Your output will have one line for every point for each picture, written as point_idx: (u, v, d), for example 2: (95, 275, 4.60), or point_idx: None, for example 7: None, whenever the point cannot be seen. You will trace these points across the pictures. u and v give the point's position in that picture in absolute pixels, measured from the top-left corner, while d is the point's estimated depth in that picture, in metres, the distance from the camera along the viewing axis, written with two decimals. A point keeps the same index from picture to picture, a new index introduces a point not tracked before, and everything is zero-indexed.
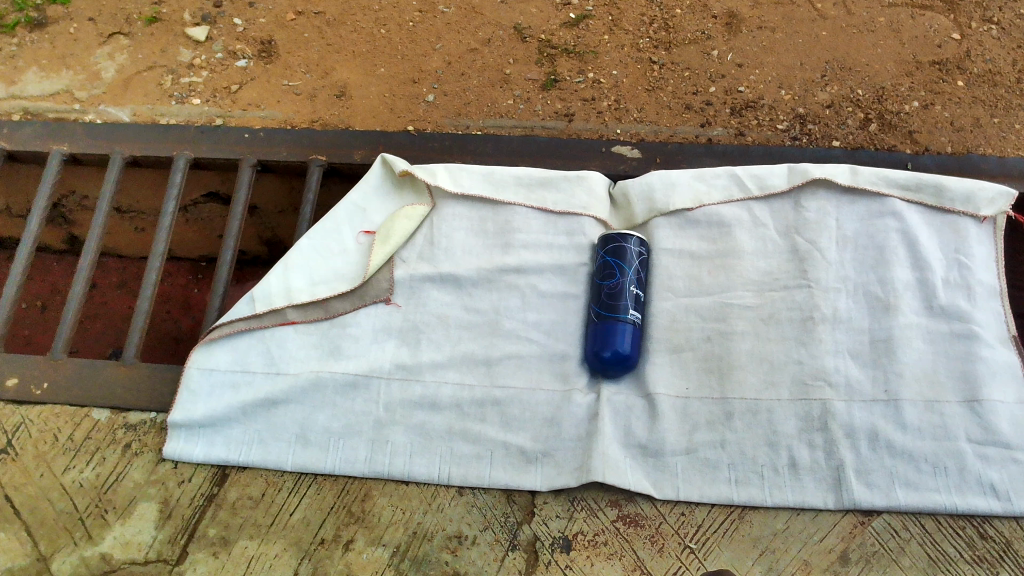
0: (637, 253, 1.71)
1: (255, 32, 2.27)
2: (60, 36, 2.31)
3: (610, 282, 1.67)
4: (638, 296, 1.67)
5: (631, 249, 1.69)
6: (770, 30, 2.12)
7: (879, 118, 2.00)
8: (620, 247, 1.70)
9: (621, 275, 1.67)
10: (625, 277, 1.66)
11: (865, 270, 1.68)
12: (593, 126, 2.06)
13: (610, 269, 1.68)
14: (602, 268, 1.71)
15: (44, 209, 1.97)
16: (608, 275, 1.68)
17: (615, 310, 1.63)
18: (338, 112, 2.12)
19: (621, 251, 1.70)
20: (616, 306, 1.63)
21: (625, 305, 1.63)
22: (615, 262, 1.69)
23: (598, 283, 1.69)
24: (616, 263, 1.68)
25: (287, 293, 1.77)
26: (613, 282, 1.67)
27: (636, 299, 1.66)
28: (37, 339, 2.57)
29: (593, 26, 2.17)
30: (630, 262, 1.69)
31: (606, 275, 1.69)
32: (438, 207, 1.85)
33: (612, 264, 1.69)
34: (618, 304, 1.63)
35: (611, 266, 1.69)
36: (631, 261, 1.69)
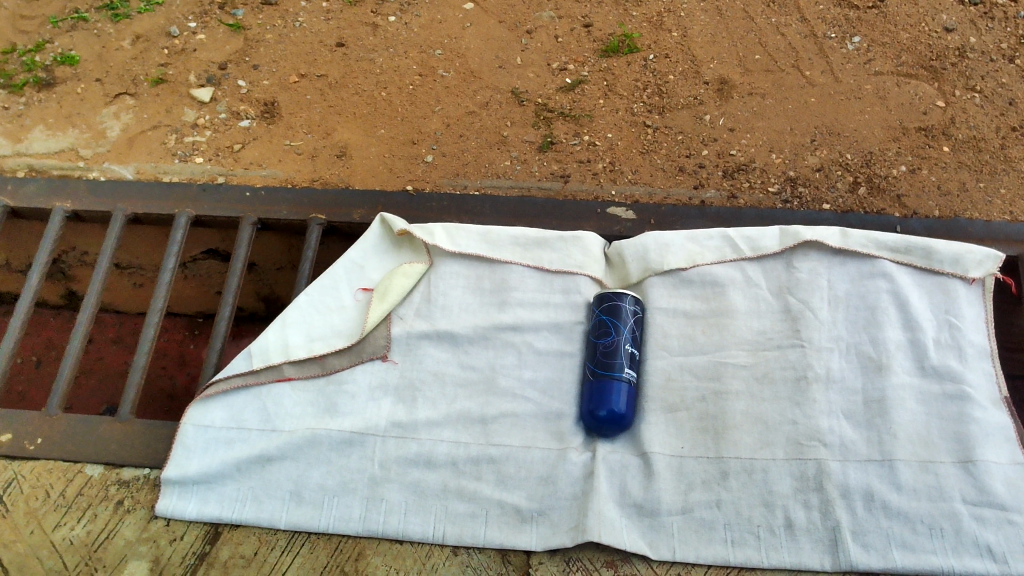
0: (633, 311, 1.73)
1: (259, 93, 2.32)
2: (67, 96, 2.36)
3: (606, 341, 1.68)
4: (634, 354, 1.69)
5: (627, 307, 1.71)
6: (760, 96, 2.18)
7: (868, 182, 2.05)
8: (615, 305, 1.72)
9: (617, 333, 1.69)
10: (621, 335, 1.68)
11: (857, 331, 1.70)
12: (588, 187, 2.10)
13: (605, 327, 1.70)
14: (598, 326, 1.72)
15: (44, 265, 1.99)
16: (603, 333, 1.70)
17: (610, 368, 1.65)
18: (338, 172, 2.16)
19: (617, 309, 1.72)
20: (611, 365, 1.65)
21: (620, 363, 1.65)
22: (611, 320, 1.71)
23: (594, 342, 1.71)
24: (611, 322, 1.70)
25: (285, 349, 1.79)
26: (609, 340, 1.68)
27: (631, 357, 1.67)
28: (31, 394, 2.56)
29: (588, 91, 2.23)
30: (626, 320, 1.71)
31: (602, 333, 1.70)
32: (435, 265, 1.87)
33: (607, 322, 1.71)
34: (613, 363, 1.65)
35: (606, 324, 1.71)
36: (627, 319, 1.71)
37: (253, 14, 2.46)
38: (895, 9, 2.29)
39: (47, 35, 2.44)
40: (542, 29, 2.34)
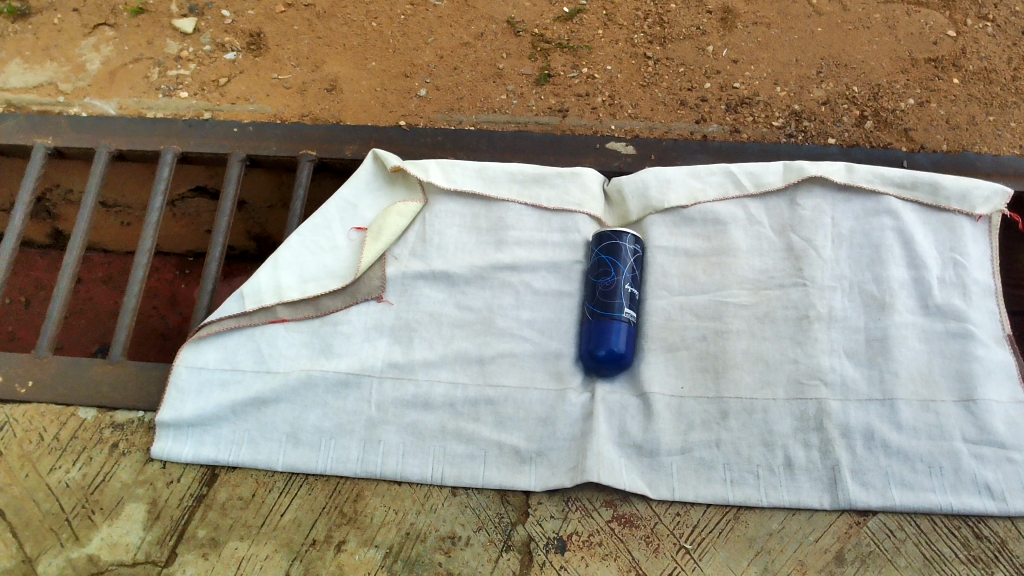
0: (633, 250, 1.69)
1: (244, 24, 2.22)
2: (43, 27, 2.26)
3: (605, 281, 1.65)
4: (634, 295, 1.65)
5: (627, 247, 1.67)
6: (765, 26, 2.10)
7: (875, 115, 1.99)
8: (615, 244, 1.68)
9: (616, 273, 1.65)
10: (620, 275, 1.65)
11: (861, 269, 1.67)
12: (587, 122, 2.04)
13: (605, 267, 1.66)
14: (597, 266, 1.69)
15: (27, 204, 1.93)
16: (603, 273, 1.66)
17: (610, 308, 1.62)
18: (330, 107, 2.09)
19: (617, 249, 1.68)
20: (611, 305, 1.62)
21: (620, 303, 1.62)
22: (611, 260, 1.67)
23: (592, 282, 1.67)
24: (610, 261, 1.66)
25: (278, 291, 1.75)
26: (608, 280, 1.65)
27: (632, 298, 1.64)
28: (21, 335, 2.53)
29: (587, 21, 2.15)
30: (626, 260, 1.67)
31: (601, 273, 1.67)
32: (430, 203, 1.82)
33: (607, 262, 1.67)
34: (612, 303, 1.62)
35: (606, 264, 1.67)
36: (627, 259, 1.67)
37: None
38: None
39: None
40: None
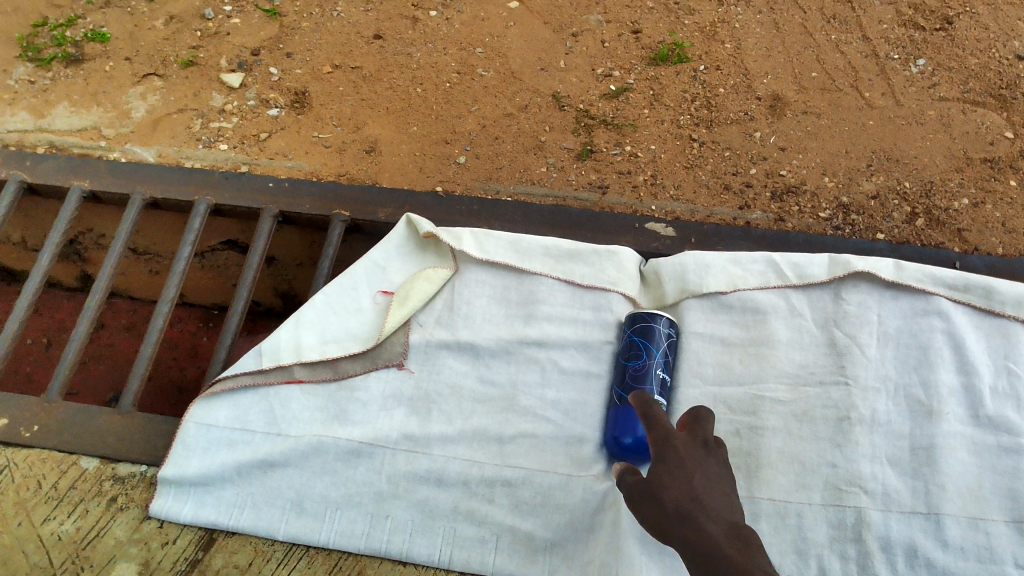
0: (667, 334, 1.61)
1: (290, 82, 2.22)
2: (94, 73, 2.27)
3: (637, 363, 1.57)
4: (665, 380, 1.57)
5: (661, 330, 1.59)
6: (815, 116, 2.06)
7: (927, 213, 1.92)
8: (649, 326, 1.60)
9: (649, 356, 1.57)
10: (653, 359, 1.56)
11: (907, 371, 1.57)
12: (627, 201, 1.99)
13: (637, 349, 1.58)
14: (629, 347, 1.61)
15: (55, 245, 1.94)
16: (634, 355, 1.58)
17: None
18: (367, 168, 2.07)
19: (651, 331, 1.60)
20: (640, 389, 1.53)
21: (650, 388, 1.53)
22: (643, 342, 1.59)
23: (623, 364, 1.59)
24: (643, 343, 1.58)
25: (297, 350, 1.69)
26: (640, 363, 1.56)
27: (663, 383, 1.56)
28: (38, 377, 2.50)
29: (633, 99, 2.12)
30: (659, 343, 1.59)
31: (632, 355, 1.59)
32: (460, 271, 1.77)
33: (639, 344, 1.59)
34: (642, 387, 1.53)
35: (638, 346, 1.59)
36: (661, 342, 1.59)
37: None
38: (964, 33, 2.16)
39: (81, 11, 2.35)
40: (589, 32, 2.24)
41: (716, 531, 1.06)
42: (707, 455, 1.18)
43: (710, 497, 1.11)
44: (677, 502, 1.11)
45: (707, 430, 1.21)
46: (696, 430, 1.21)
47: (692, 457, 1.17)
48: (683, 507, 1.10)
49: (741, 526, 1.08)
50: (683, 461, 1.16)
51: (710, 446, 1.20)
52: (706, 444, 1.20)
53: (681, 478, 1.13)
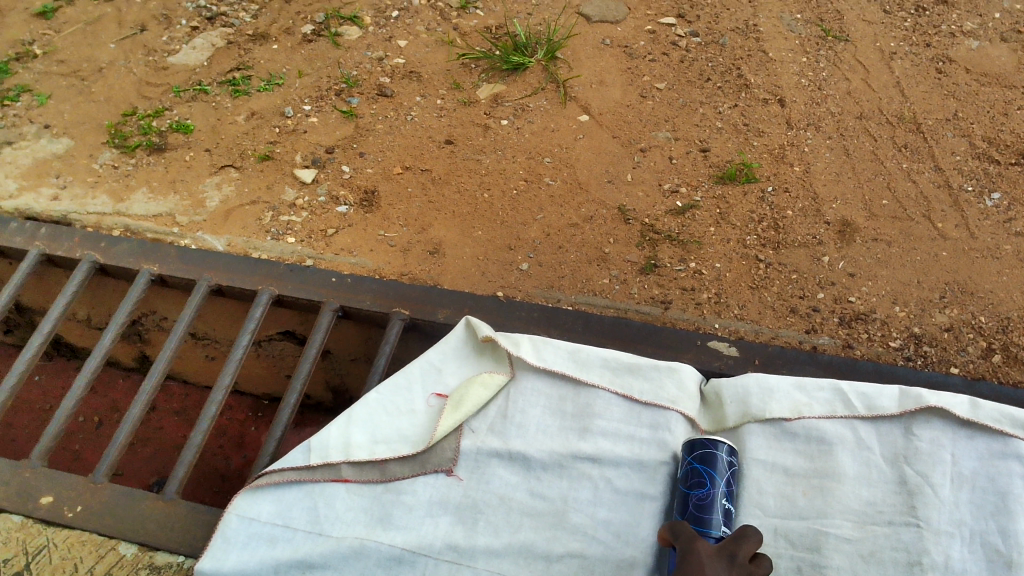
0: (728, 462, 1.52)
1: (361, 181, 2.26)
2: (175, 162, 2.35)
3: (699, 492, 1.46)
4: (729, 511, 1.46)
5: (723, 457, 1.50)
6: (886, 244, 2.03)
7: (1004, 349, 1.85)
8: (709, 453, 1.51)
9: (711, 485, 1.47)
10: (716, 488, 1.46)
11: (984, 517, 1.47)
12: (690, 317, 1.95)
13: (698, 477, 1.48)
14: (688, 475, 1.51)
15: (121, 324, 1.98)
16: (696, 483, 1.48)
17: (702, 522, 1.42)
18: (430, 269, 2.08)
19: (712, 457, 1.51)
20: (704, 519, 1.42)
21: (714, 518, 1.42)
22: (704, 469, 1.49)
23: (683, 493, 1.48)
24: (704, 470, 1.49)
25: (346, 448, 1.67)
26: (703, 492, 1.46)
27: (728, 514, 1.45)
28: (86, 455, 2.51)
29: (699, 217, 2.12)
30: (721, 472, 1.49)
31: (694, 483, 1.49)
32: (516, 378, 1.74)
33: (700, 471, 1.49)
34: (706, 517, 1.42)
35: (699, 474, 1.49)
36: (722, 471, 1.49)
37: (368, 102, 2.44)
38: None
39: (168, 103, 2.48)
40: (657, 148, 2.26)
41: None
42: (733, 574, 1.24)
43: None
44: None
45: (740, 547, 1.29)
46: (728, 547, 1.28)
47: (712, 570, 1.24)
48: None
49: None
50: (704, 573, 1.23)
51: (738, 562, 1.27)
52: (733, 562, 1.26)
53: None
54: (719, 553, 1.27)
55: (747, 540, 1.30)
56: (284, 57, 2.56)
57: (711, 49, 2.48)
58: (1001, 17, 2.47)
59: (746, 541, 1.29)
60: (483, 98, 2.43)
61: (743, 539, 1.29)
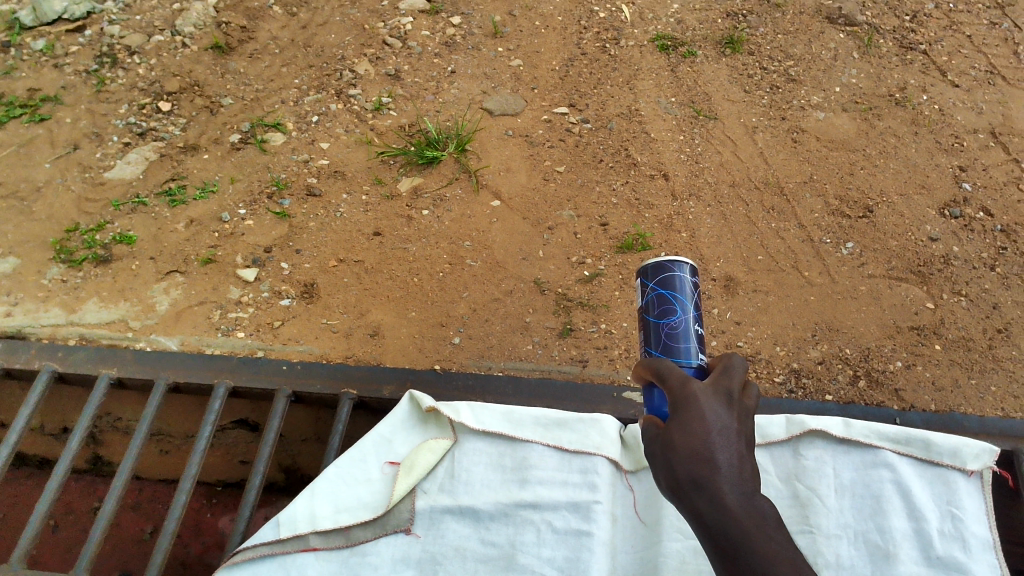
0: (691, 283, 1.54)
1: (300, 275, 2.49)
2: (121, 272, 2.52)
3: (670, 320, 1.48)
4: (701, 334, 1.49)
5: (686, 278, 1.52)
6: (764, 293, 2.36)
7: (867, 375, 2.20)
8: (671, 275, 1.52)
9: (681, 310, 1.49)
10: (686, 313, 1.48)
11: (864, 518, 1.69)
12: (605, 371, 2.24)
13: (666, 304, 1.50)
14: (655, 302, 1.52)
15: (85, 428, 2.10)
16: (665, 311, 1.49)
17: (675, 353, 1.44)
18: (371, 350, 2.31)
19: (674, 281, 1.52)
20: (677, 350, 1.44)
21: (688, 347, 1.45)
22: (670, 294, 1.51)
23: (653, 321, 1.50)
24: (672, 296, 1.50)
25: (312, 519, 1.78)
26: (673, 319, 1.48)
27: (699, 339, 1.47)
28: (45, 558, 2.61)
29: (604, 283, 2.41)
30: (685, 293, 1.51)
31: (663, 311, 1.50)
32: (459, 440, 1.89)
33: (668, 297, 1.50)
34: (681, 346, 1.45)
35: (667, 299, 1.50)
36: (687, 292, 1.51)
37: (298, 202, 2.67)
38: (883, 220, 2.53)
39: (109, 216, 2.66)
40: (563, 226, 2.56)
41: (732, 498, 1.09)
42: (732, 414, 1.18)
43: (726, 457, 1.12)
44: (694, 471, 1.11)
45: (732, 380, 1.23)
46: (724, 385, 1.22)
47: (713, 413, 1.16)
48: (697, 475, 1.11)
49: (757, 494, 1.11)
50: (705, 419, 1.16)
51: (735, 397, 1.21)
52: (731, 399, 1.20)
53: (697, 438, 1.13)
54: (716, 391, 1.21)
55: (736, 368, 1.26)
56: (215, 165, 2.78)
57: (601, 133, 2.81)
58: (841, 90, 2.90)
59: (735, 372, 1.24)
60: (403, 191, 2.69)
61: (732, 370, 1.24)
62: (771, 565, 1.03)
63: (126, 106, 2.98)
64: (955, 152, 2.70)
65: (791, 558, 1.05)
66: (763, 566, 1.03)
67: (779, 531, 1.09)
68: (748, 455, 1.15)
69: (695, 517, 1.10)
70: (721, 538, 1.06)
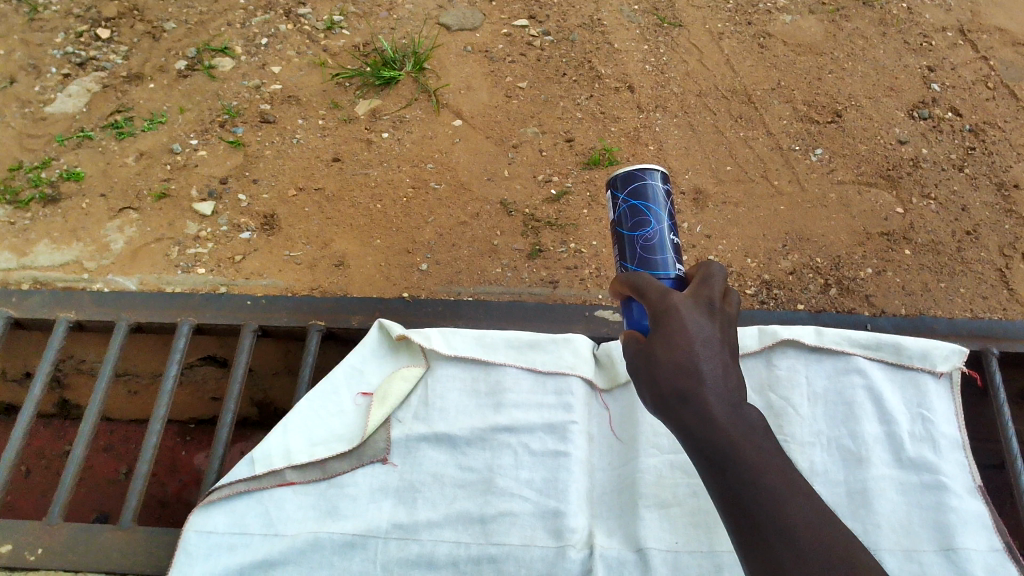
0: (663, 191, 1.49)
1: (259, 206, 2.41)
2: (71, 211, 2.43)
3: (644, 232, 1.44)
4: (677, 243, 1.46)
5: (658, 187, 1.47)
6: (733, 205, 2.33)
7: (838, 283, 2.20)
8: (642, 185, 1.48)
9: (655, 221, 1.45)
10: (661, 224, 1.45)
11: (836, 425, 1.69)
12: (576, 292, 2.22)
13: (640, 216, 1.46)
14: (627, 215, 1.48)
15: (47, 375, 2.03)
16: (639, 224, 1.45)
17: (653, 266, 1.42)
18: (337, 281, 2.26)
19: (646, 192, 1.47)
20: (655, 263, 1.41)
21: (666, 259, 1.42)
22: (643, 205, 1.46)
23: (628, 234, 1.46)
24: (645, 207, 1.46)
25: (287, 454, 1.73)
26: (648, 231, 1.44)
27: (675, 249, 1.44)
28: (19, 505, 2.59)
29: (572, 201, 2.37)
30: (658, 202, 1.47)
31: (637, 223, 1.46)
32: (432, 368, 1.87)
33: (641, 209, 1.46)
34: (658, 259, 1.42)
35: (640, 211, 1.46)
36: (660, 201, 1.47)
37: (252, 130, 2.57)
38: (852, 124, 2.49)
39: (53, 153, 2.54)
40: (528, 144, 2.49)
41: (719, 410, 1.08)
42: (714, 323, 1.16)
43: (710, 367, 1.11)
44: (679, 385, 1.10)
45: (714, 289, 1.20)
46: (705, 294, 1.19)
47: (695, 324, 1.14)
48: (681, 388, 1.10)
49: (744, 406, 1.10)
50: (687, 331, 1.13)
51: (717, 306, 1.19)
52: (714, 309, 1.18)
53: (680, 350, 1.12)
54: (697, 302, 1.18)
55: (716, 276, 1.23)
56: (162, 95, 2.66)
57: (563, 46, 2.72)
58: None
59: (716, 281, 1.21)
60: (361, 114, 2.60)
61: (712, 278, 1.21)
62: (756, 472, 1.03)
63: (62, 34, 2.82)
64: (923, 52, 2.64)
65: (779, 466, 1.06)
66: (749, 474, 1.03)
67: (768, 440, 1.09)
68: (733, 365, 1.14)
69: (681, 429, 1.10)
70: (708, 450, 1.06)
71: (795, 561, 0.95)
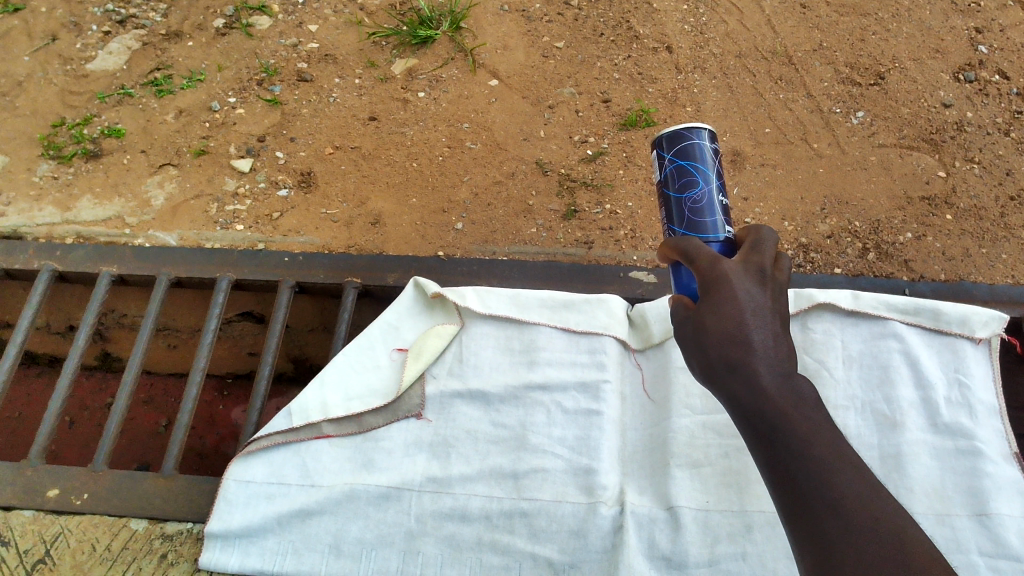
0: (711, 150, 1.47)
1: (296, 164, 2.43)
2: (113, 166, 2.47)
3: (692, 193, 1.43)
4: (726, 205, 1.45)
5: (706, 146, 1.45)
6: (771, 167, 2.31)
7: (876, 248, 2.17)
8: (689, 145, 1.46)
9: (703, 181, 1.43)
10: (709, 184, 1.43)
11: (872, 390, 1.69)
12: (611, 253, 2.22)
13: (687, 176, 1.44)
14: (674, 175, 1.46)
15: (91, 325, 2.07)
16: (686, 184, 1.44)
17: (701, 229, 1.41)
18: (373, 239, 2.27)
19: (694, 151, 1.45)
20: (703, 226, 1.41)
21: (715, 221, 1.41)
22: (691, 166, 1.45)
23: (674, 196, 1.45)
24: (692, 168, 1.44)
25: (324, 408, 1.75)
26: (696, 192, 1.43)
27: (724, 210, 1.43)
28: (63, 454, 2.66)
29: (608, 162, 2.35)
30: (706, 162, 1.45)
31: (685, 184, 1.44)
32: (466, 325, 1.87)
33: (688, 169, 1.45)
34: (707, 221, 1.40)
35: (687, 171, 1.45)
36: (708, 161, 1.45)
37: (290, 89, 2.58)
38: (895, 86, 2.45)
39: (95, 109, 2.58)
40: (564, 104, 2.48)
41: (768, 378, 1.07)
42: (767, 290, 1.16)
43: (760, 336, 1.10)
44: (727, 354, 1.10)
45: (764, 255, 1.20)
46: (755, 262, 1.19)
47: (746, 293, 1.14)
48: (730, 357, 1.10)
49: (794, 375, 1.09)
50: (737, 299, 1.13)
51: (767, 274, 1.18)
52: (764, 276, 1.18)
53: (729, 319, 1.11)
54: (747, 269, 1.18)
55: (767, 241, 1.22)
56: (200, 53, 2.67)
57: (600, 5, 2.68)
58: None
59: (766, 244, 1.21)
60: (398, 73, 2.60)
61: (764, 242, 1.21)
62: (806, 445, 1.01)
63: None
64: (971, 13, 2.58)
65: (828, 435, 1.04)
66: (797, 446, 1.02)
67: (818, 411, 1.07)
68: (783, 333, 1.13)
69: (728, 399, 1.10)
70: (756, 420, 1.06)
71: (842, 532, 0.94)
